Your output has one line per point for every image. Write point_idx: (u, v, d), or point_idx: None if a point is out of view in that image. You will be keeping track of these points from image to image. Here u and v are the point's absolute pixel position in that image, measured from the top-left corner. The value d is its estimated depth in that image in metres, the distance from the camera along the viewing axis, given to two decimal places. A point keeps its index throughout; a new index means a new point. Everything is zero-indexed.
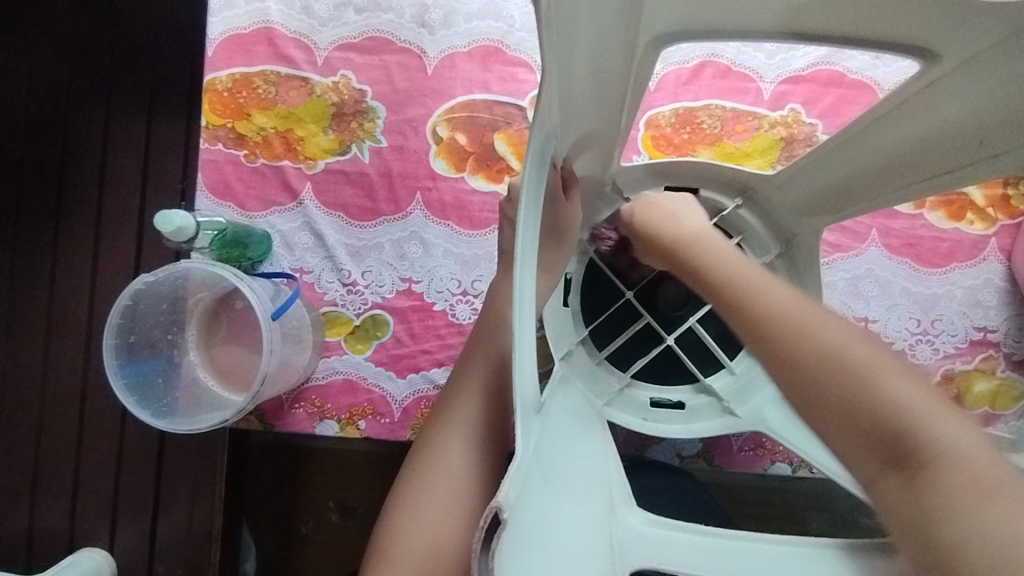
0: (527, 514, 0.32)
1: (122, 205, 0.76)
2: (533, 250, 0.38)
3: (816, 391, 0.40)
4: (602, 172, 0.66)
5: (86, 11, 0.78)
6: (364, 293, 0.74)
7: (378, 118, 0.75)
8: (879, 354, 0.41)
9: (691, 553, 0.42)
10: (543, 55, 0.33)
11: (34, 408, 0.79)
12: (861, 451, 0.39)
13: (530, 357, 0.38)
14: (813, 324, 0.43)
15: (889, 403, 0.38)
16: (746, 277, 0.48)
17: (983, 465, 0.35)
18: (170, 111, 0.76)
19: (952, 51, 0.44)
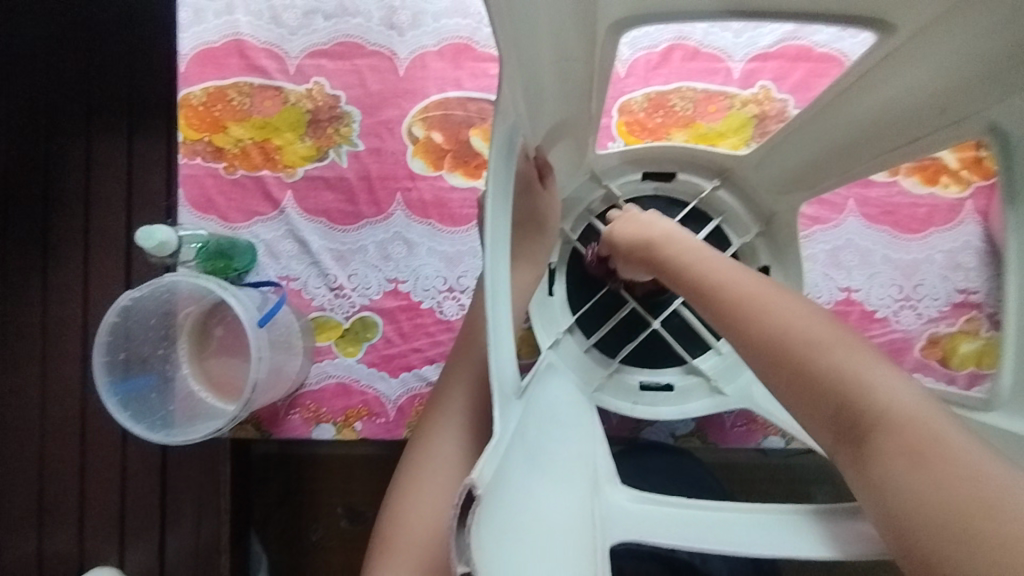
0: (506, 493, 0.32)
1: (108, 224, 0.77)
2: (504, 242, 0.39)
3: (775, 365, 0.41)
4: (578, 161, 0.66)
5: (56, 33, 0.78)
6: (352, 296, 0.74)
7: (353, 122, 0.76)
8: (817, 327, 0.41)
9: (684, 526, 0.40)
10: (499, 48, 0.34)
11: (36, 432, 0.79)
12: (818, 422, 0.40)
13: (507, 345, 0.39)
14: (762, 306, 0.44)
15: (830, 374, 0.39)
16: (699, 262, 0.50)
17: (918, 436, 0.34)
18: (148, 129, 0.77)
19: (905, 20, 0.45)
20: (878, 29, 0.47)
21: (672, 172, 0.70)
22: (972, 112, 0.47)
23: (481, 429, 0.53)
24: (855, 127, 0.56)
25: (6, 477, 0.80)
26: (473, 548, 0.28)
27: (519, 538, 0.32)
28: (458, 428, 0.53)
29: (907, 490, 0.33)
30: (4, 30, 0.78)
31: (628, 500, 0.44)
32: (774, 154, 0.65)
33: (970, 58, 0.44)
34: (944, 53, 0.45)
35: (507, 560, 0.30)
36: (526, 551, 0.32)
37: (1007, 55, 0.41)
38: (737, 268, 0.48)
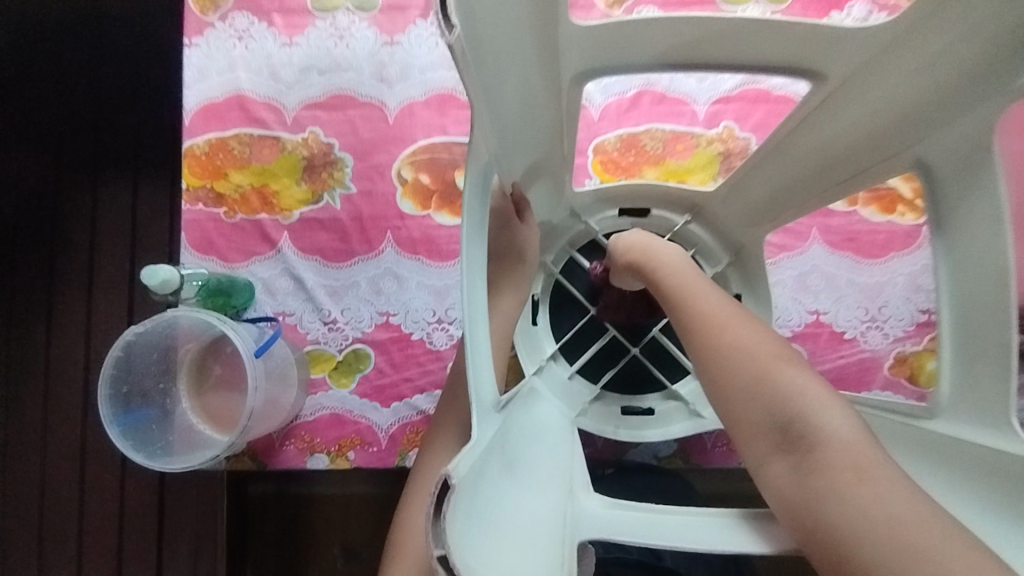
0: (481, 493, 0.35)
1: (112, 265, 0.88)
2: (480, 270, 0.43)
3: (731, 378, 0.45)
4: (557, 197, 0.70)
5: (75, 108, 0.91)
6: (345, 329, 0.78)
7: (346, 167, 0.81)
8: (776, 350, 0.46)
9: (656, 526, 0.43)
10: (468, 96, 0.38)
11: (43, 465, 0.85)
12: (756, 437, 0.43)
13: (486, 368, 0.42)
14: (731, 327, 0.48)
15: (784, 393, 0.43)
16: (682, 284, 0.55)
17: (858, 456, 0.39)
18: (153, 180, 0.90)
19: (840, 66, 0.50)
20: (813, 78, 0.52)
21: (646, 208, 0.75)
22: (902, 151, 0.51)
23: None
24: (801, 164, 0.61)
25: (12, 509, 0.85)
26: (448, 532, 0.30)
27: (492, 530, 0.35)
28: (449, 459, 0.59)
29: (848, 504, 0.37)
30: (27, 101, 0.92)
31: (599, 507, 0.47)
32: (734, 193, 0.69)
33: (901, 98, 0.49)
34: (877, 96, 0.50)
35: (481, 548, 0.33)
36: (502, 545, 0.35)
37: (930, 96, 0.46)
38: (712, 293, 0.53)
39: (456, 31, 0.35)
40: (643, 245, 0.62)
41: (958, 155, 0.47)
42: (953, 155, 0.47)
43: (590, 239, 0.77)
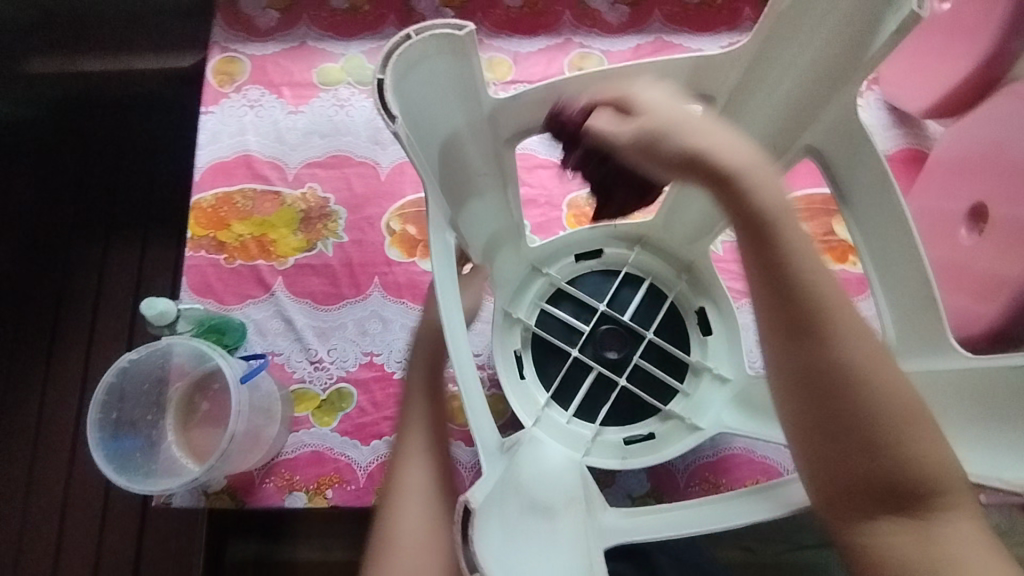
0: (503, 519, 0.47)
1: (116, 310, 1.05)
2: (455, 315, 0.50)
3: (878, 443, 0.41)
4: (517, 253, 0.77)
5: (103, 179, 1.10)
6: (330, 368, 0.82)
7: (340, 219, 0.88)
8: (919, 406, 0.42)
9: (678, 523, 0.53)
10: (417, 169, 0.45)
11: (60, 485, 0.99)
12: (876, 497, 0.42)
13: (482, 413, 0.50)
14: (886, 379, 0.42)
15: (923, 461, 0.41)
16: (828, 294, 0.43)
17: (960, 504, 0.42)
18: (161, 238, 1.08)
19: (775, 114, 0.57)
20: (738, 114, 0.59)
21: (599, 248, 0.80)
22: (797, 142, 0.58)
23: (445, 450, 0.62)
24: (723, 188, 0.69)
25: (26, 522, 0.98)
26: (477, 549, 0.41)
27: (517, 550, 0.46)
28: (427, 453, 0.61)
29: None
30: (66, 170, 1.10)
31: (621, 517, 0.58)
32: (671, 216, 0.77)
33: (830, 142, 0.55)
34: (792, 121, 0.57)
35: (508, 553, 0.45)
36: (526, 560, 0.46)
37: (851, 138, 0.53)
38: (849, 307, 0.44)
39: (396, 117, 0.43)
40: (692, 133, 0.45)
41: (847, 134, 0.53)
42: (843, 138, 0.54)
43: (553, 291, 0.79)
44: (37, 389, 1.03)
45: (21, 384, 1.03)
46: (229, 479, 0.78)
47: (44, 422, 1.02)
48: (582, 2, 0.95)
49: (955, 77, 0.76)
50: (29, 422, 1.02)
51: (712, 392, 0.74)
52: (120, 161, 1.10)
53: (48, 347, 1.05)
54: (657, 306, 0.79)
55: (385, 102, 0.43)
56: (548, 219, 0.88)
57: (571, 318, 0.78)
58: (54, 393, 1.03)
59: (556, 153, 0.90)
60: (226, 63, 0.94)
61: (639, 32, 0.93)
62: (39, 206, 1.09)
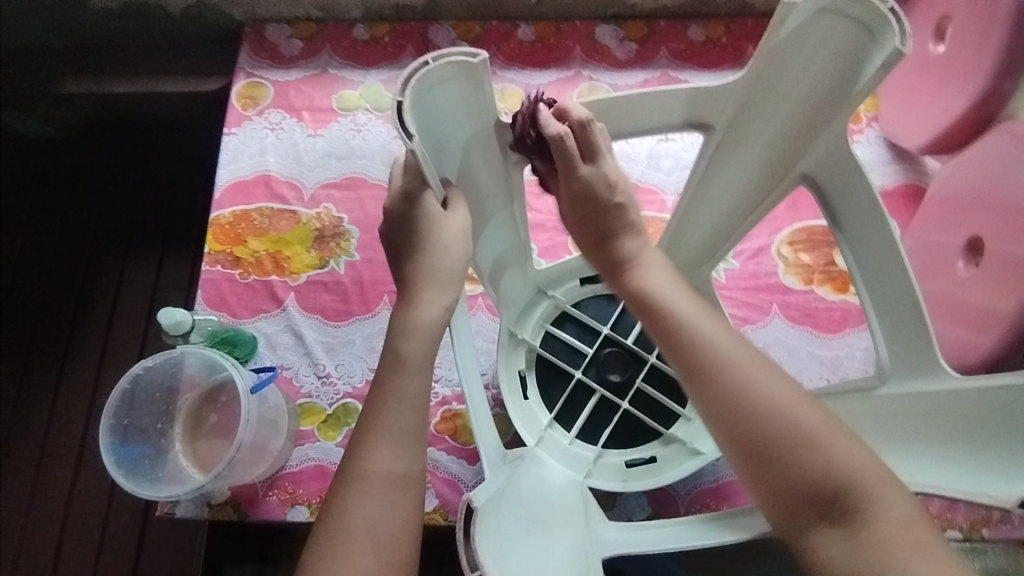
0: (504, 523, 0.52)
1: (130, 322, 1.08)
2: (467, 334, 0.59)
3: (781, 458, 0.43)
4: (523, 277, 0.78)
5: (125, 195, 1.14)
6: (337, 383, 0.83)
7: (352, 238, 0.90)
8: (821, 418, 0.44)
9: (669, 536, 0.54)
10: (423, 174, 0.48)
11: (66, 492, 1.01)
12: (800, 513, 0.43)
13: (486, 425, 0.59)
14: (770, 396, 0.45)
15: (832, 469, 0.42)
16: (703, 329, 0.49)
17: (884, 493, 0.42)
18: (178, 254, 1.11)
19: (774, 144, 0.59)
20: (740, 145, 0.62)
21: None
22: (793, 170, 0.59)
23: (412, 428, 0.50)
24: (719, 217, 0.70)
25: (30, 528, 1.00)
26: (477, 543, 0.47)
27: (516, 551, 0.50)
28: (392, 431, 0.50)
29: None
30: (92, 186, 1.14)
31: (621, 531, 0.58)
32: None
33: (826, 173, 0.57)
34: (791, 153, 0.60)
35: (510, 550, 0.50)
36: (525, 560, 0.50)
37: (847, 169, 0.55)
38: (730, 337, 0.48)
39: (413, 136, 0.45)
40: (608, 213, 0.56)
41: (834, 166, 0.55)
42: (834, 166, 0.55)
43: (558, 313, 0.81)
44: (48, 398, 1.06)
45: (33, 391, 1.06)
46: (233, 490, 0.79)
47: (53, 430, 1.04)
48: (592, 38, 0.99)
49: (949, 114, 0.78)
50: (38, 430, 1.04)
51: None
52: (143, 179, 1.14)
53: (62, 357, 1.07)
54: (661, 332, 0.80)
55: (404, 122, 0.45)
56: (554, 243, 0.90)
57: (575, 340, 0.79)
58: (65, 401, 1.05)
59: None
60: (250, 88, 0.98)
61: (647, 67, 0.97)
62: (64, 220, 1.13)
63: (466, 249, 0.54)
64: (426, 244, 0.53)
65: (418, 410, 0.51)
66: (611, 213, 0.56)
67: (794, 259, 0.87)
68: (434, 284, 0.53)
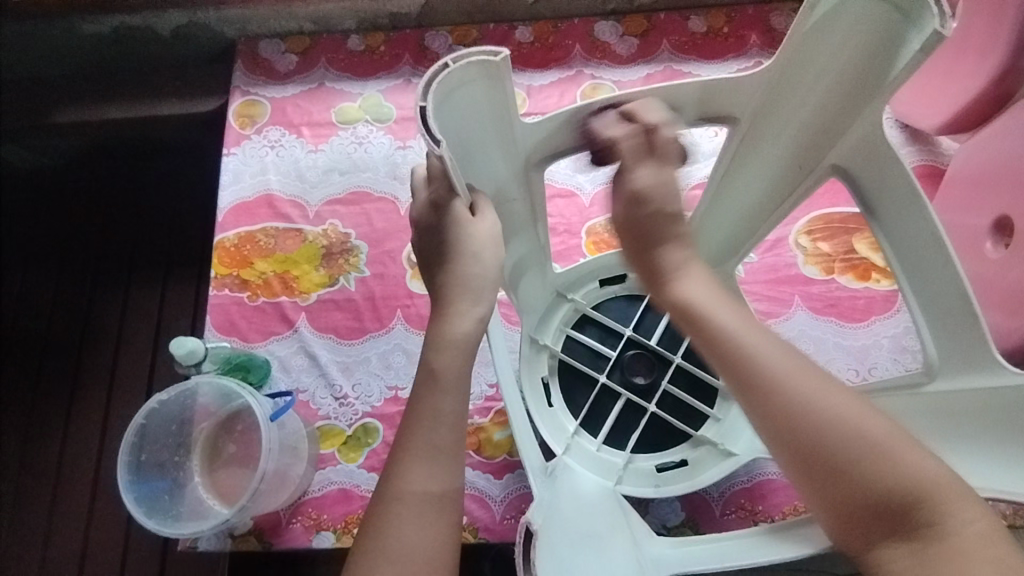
0: (555, 540, 0.52)
1: (136, 352, 1.06)
2: (501, 351, 0.58)
3: (842, 474, 0.42)
4: (543, 280, 0.76)
5: (124, 223, 1.11)
6: (355, 404, 0.81)
7: (361, 254, 0.89)
8: (885, 428, 0.43)
9: (726, 552, 0.53)
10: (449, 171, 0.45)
11: (81, 529, 0.99)
12: (866, 527, 0.42)
13: (529, 440, 0.59)
14: (825, 411, 0.44)
15: (898, 482, 0.41)
16: (752, 344, 0.48)
17: (958, 505, 0.40)
18: (180, 280, 1.08)
19: (800, 132, 0.58)
20: (762, 136, 0.60)
21: (623, 274, 0.80)
22: (823, 161, 0.59)
23: (444, 446, 0.48)
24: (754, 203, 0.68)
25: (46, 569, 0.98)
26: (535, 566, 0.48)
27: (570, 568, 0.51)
28: (424, 448, 0.48)
29: None
30: (91, 215, 1.12)
31: (670, 547, 0.57)
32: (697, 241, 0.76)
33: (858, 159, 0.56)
34: (815, 141, 0.58)
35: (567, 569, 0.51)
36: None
37: (880, 154, 0.53)
38: (781, 349, 0.48)
39: (440, 140, 0.43)
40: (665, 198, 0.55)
41: (869, 152, 0.54)
42: (868, 153, 0.55)
43: (578, 316, 0.79)
44: (58, 434, 1.03)
45: (42, 428, 1.04)
46: (256, 520, 0.77)
47: (64, 469, 1.02)
48: (592, 35, 0.98)
49: (970, 93, 0.77)
50: (49, 469, 1.02)
51: (743, 418, 0.73)
52: (141, 206, 1.12)
53: (69, 392, 1.05)
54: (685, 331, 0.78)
55: (429, 126, 0.43)
56: (567, 247, 0.88)
57: (597, 343, 0.77)
58: (75, 438, 1.03)
59: (572, 182, 0.91)
60: (247, 106, 0.96)
61: (649, 62, 0.96)
62: (63, 252, 1.11)
63: (498, 255, 0.51)
64: (454, 253, 0.51)
65: (452, 427, 0.49)
66: (667, 222, 0.56)
67: (814, 248, 0.86)
68: (465, 293, 0.51)
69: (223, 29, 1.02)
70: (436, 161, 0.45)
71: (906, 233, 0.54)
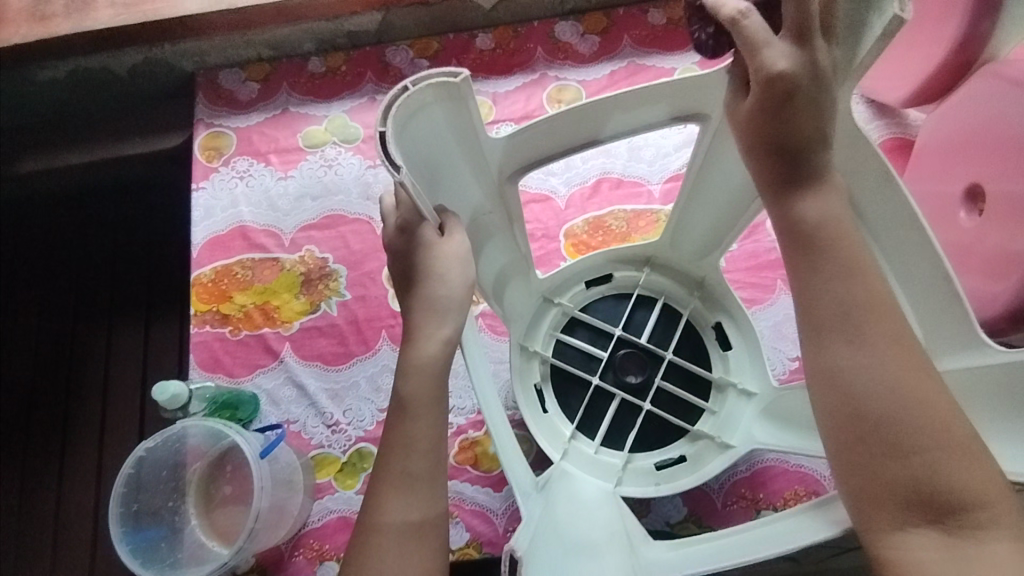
0: (551, 555, 0.52)
1: (123, 395, 1.04)
2: (485, 367, 0.57)
3: (892, 458, 0.41)
4: (526, 288, 0.75)
5: (100, 267, 1.10)
6: (347, 430, 0.80)
7: (340, 277, 0.88)
8: (958, 430, 0.42)
9: (728, 549, 0.51)
10: (415, 198, 0.44)
11: None
12: (896, 508, 0.41)
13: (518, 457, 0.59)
14: (904, 394, 0.42)
15: (952, 478, 0.40)
16: (848, 300, 0.44)
17: (1004, 512, 0.40)
18: (162, 318, 1.07)
19: None
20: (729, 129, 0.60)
21: (607, 274, 0.80)
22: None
23: (423, 472, 0.48)
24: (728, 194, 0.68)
25: None
26: None
27: None
28: (402, 477, 0.47)
29: None
30: (65, 260, 1.11)
31: (667, 551, 0.57)
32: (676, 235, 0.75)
33: None
34: None
35: None
36: None
37: (848, 137, 0.53)
38: (881, 317, 0.44)
39: (401, 168, 0.42)
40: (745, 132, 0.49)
41: (838, 138, 0.54)
42: (835, 142, 0.55)
43: (566, 319, 0.78)
44: (52, 484, 1.02)
45: (36, 479, 1.03)
46: (257, 556, 0.76)
47: (62, 522, 1.00)
48: (553, 37, 0.97)
49: (932, 66, 0.78)
50: (47, 524, 1.01)
51: (738, 407, 0.73)
52: (116, 247, 1.10)
53: (60, 444, 1.04)
54: (672, 327, 0.78)
55: (390, 154, 0.42)
56: (547, 252, 0.88)
57: (588, 345, 0.77)
58: (70, 490, 1.02)
59: (546, 186, 0.91)
60: (212, 138, 0.95)
61: (612, 59, 0.95)
62: (42, 300, 1.10)
63: (468, 274, 0.50)
64: (421, 273, 0.50)
65: (438, 452, 0.49)
66: (790, 178, 0.47)
67: None
68: (432, 316, 0.50)
69: (181, 62, 1.01)
70: (400, 187, 0.44)
71: (881, 212, 0.54)
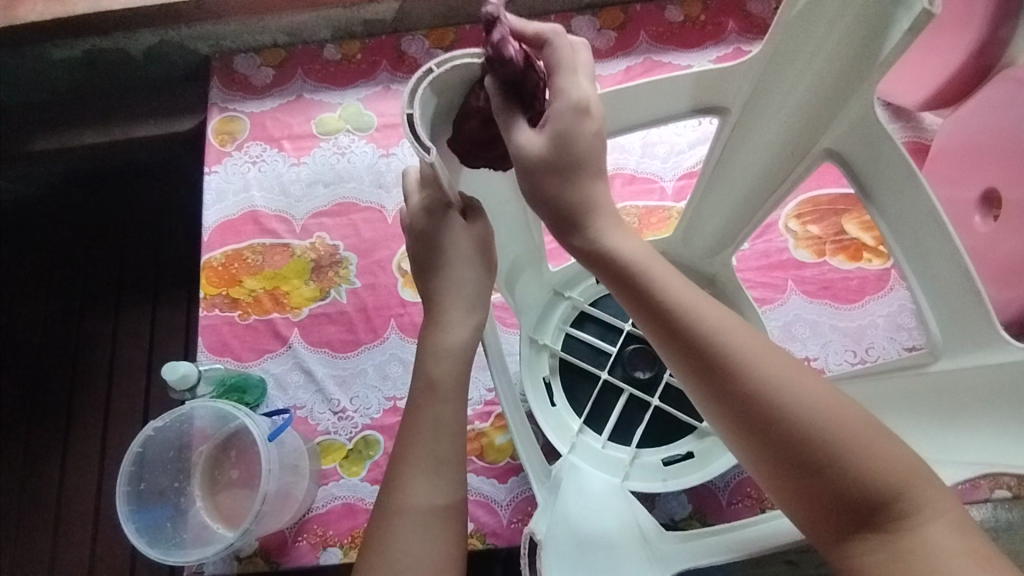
0: (562, 546, 0.52)
1: (128, 376, 1.04)
2: (499, 357, 0.57)
3: (800, 468, 0.39)
4: (539, 281, 0.75)
5: (108, 248, 1.10)
6: (354, 417, 0.80)
7: (350, 265, 0.88)
8: (852, 414, 0.40)
9: (742, 541, 0.51)
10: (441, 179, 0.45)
11: (86, 557, 0.97)
12: (828, 521, 0.39)
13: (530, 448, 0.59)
14: (783, 395, 0.40)
15: (864, 472, 0.38)
16: (694, 315, 0.43)
17: (927, 493, 0.38)
18: (169, 302, 1.07)
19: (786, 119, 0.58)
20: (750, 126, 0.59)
21: None
22: (816, 146, 0.58)
23: (440, 457, 0.48)
24: (746, 190, 0.68)
25: None
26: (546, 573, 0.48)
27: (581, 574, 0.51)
28: (419, 462, 0.47)
29: None
30: (75, 241, 1.11)
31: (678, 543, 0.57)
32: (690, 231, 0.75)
33: (849, 140, 0.55)
34: (802, 125, 0.58)
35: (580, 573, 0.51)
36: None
37: (871, 135, 0.53)
38: (731, 326, 0.43)
39: (431, 149, 0.43)
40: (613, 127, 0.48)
41: (860, 136, 0.54)
42: (859, 140, 0.55)
43: (576, 313, 0.78)
44: (56, 462, 1.02)
45: (40, 457, 1.03)
46: (261, 540, 0.76)
47: (65, 501, 1.01)
48: (569, 31, 0.97)
49: (951, 69, 0.78)
50: (50, 503, 1.01)
51: None
52: (125, 229, 1.11)
53: (64, 424, 1.04)
54: None
55: (419, 134, 0.43)
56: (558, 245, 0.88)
57: (598, 339, 0.77)
58: (73, 471, 1.02)
59: None
60: (225, 123, 0.95)
61: (628, 54, 0.95)
62: (51, 280, 1.10)
63: (489, 261, 0.50)
64: (448, 257, 0.50)
65: (453, 438, 0.48)
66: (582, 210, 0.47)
67: (804, 232, 0.85)
68: (459, 302, 0.50)
69: (196, 46, 1.01)
70: (428, 166, 0.45)
71: (904, 211, 0.54)
